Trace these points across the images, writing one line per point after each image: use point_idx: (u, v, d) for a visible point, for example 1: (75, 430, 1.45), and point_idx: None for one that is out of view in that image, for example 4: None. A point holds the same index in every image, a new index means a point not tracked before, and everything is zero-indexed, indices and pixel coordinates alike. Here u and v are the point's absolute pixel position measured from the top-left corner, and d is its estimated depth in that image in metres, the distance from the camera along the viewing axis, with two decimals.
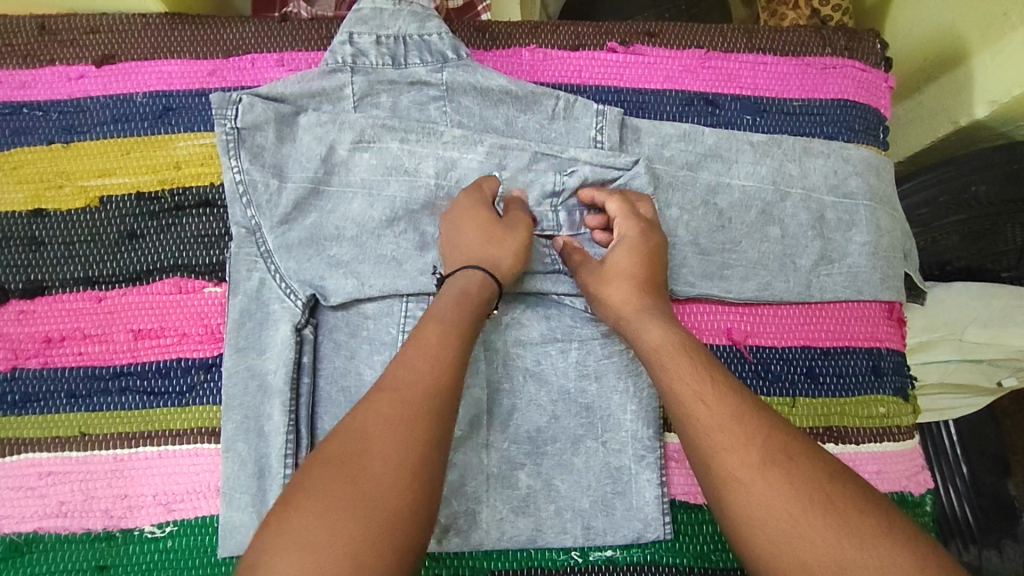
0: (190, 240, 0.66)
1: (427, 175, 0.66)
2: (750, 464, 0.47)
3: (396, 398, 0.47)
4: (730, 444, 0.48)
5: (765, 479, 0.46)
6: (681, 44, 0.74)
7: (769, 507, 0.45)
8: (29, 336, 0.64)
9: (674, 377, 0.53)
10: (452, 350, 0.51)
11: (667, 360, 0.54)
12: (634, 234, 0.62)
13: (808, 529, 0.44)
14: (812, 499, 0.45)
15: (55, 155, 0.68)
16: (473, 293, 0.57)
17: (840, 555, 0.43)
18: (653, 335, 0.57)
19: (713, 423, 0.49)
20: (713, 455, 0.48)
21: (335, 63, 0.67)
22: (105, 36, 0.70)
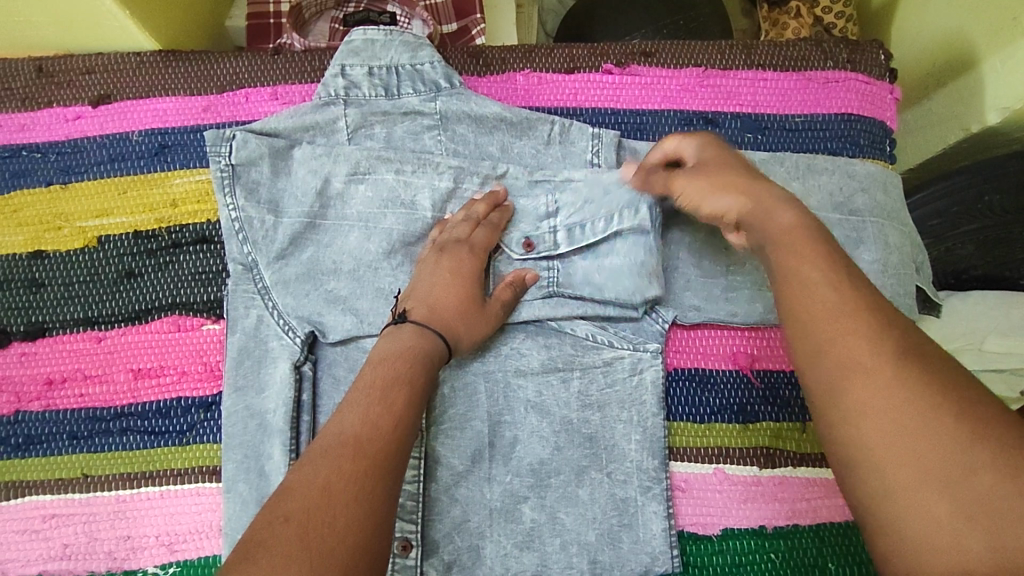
0: (188, 278, 0.66)
1: (424, 206, 0.66)
2: (868, 360, 0.37)
3: (351, 452, 0.45)
4: (839, 319, 0.39)
5: (878, 366, 0.37)
6: (678, 62, 0.72)
7: (876, 396, 0.36)
8: (32, 378, 0.64)
9: (793, 257, 0.43)
10: (402, 402, 0.50)
11: (792, 246, 0.43)
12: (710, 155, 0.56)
13: (909, 433, 0.35)
14: (945, 404, 0.35)
15: (54, 197, 0.68)
16: (422, 344, 0.56)
17: (963, 473, 0.33)
18: (770, 217, 0.46)
19: (817, 295, 0.41)
20: (826, 342, 0.39)
21: (328, 96, 0.67)
22: (101, 76, 0.70)
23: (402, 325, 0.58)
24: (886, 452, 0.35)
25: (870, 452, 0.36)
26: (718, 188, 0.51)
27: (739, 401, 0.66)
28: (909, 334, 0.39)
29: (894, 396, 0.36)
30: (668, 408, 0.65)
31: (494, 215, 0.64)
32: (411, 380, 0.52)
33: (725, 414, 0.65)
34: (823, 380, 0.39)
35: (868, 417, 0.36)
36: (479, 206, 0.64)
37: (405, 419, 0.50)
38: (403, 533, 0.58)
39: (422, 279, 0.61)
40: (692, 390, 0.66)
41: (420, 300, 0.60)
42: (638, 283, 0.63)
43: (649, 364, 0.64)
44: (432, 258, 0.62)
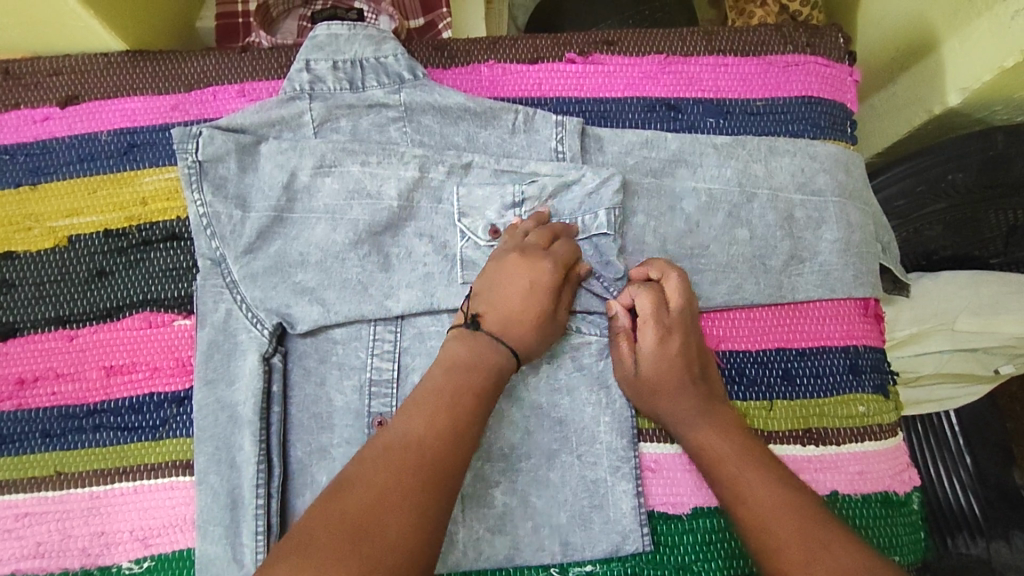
0: (159, 275, 0.66)
1: (391, 196, 0.67)
2: (789, 538, 0.50)
3: (409, 460, 0.47)
4: (754, 496, 0.54)
5: (790, 537, 0.50)
6: (641, 50, 0.73)
7: (790, 554, 0.49)
8: (3, 378, 0.64)
9: (723, 468, 0.58)
10: (462, 405, 0.51)
11: (713, 459, 0.59)
12: (651, 345, 0.62)
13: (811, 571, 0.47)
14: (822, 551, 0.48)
15: (23, 198, 0.68)
16: (466, 351, 0.55)
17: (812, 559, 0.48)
18: (697, 436, 0.61)
19: (738, 488, 0.55)
20: (756, 536, 0.52)
21: (293, 91, 0.68)
22: (68, 77, 0.71)
23: (472, 333, 0.57)
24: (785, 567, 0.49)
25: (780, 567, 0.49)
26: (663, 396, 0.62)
27: None
28: (810, 514, 0.51)
29: (800, 555, 0.48)
30: None
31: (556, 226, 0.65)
32: (474, 390, 0.53)
33: None
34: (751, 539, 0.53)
35: (777, 554, 0.50)
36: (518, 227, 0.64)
37: (463, 424, 0.51)
38: None
39: (494, 284, 0.60)
40: None
41: (507, 303, 0.58)
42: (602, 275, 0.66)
43: None
44: (562, 256, 0.62)
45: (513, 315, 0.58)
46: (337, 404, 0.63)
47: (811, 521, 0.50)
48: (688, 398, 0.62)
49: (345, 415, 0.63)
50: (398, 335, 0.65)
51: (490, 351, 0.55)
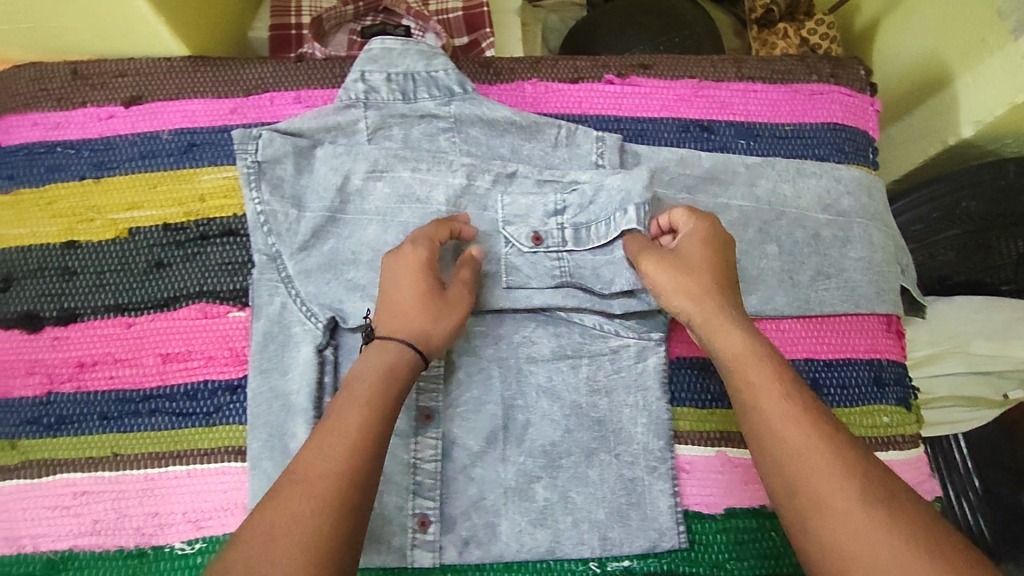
0: (215, 267, 0.70)
1: (437, 200, 0.71)
2: (835, 472, 0.48)
3: (307, 492, 0.49)
4: (791, 423, 0.51)
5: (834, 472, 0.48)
6: (674, 74, 0.77)
7: (839, 488, 0.48)
8: (63, 361, 0.67)
9: (753, 385, 0.54)
10: (360, 425, 0.53)
11: (742, 373, 0.55)
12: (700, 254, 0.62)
13: (865, 514, 0.46)
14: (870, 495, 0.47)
15: (88, 190, 0.72)
16: (369, 360, 0.58)
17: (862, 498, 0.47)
18: (728, 342, 0.56)
19: (774, 407, 0.52)
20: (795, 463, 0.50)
21: (349, 100, 0.71)
22: (133, 79, 0.74)
23: (384, 343, 0.59)
24: (836, 505, 0.47)
25: (826, 500, 0.48)
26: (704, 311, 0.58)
27: None
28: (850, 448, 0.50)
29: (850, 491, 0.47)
30: (671, 394, 0.69)
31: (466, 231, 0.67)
32: (369, 411, 0.54)
33: (725, 401, 0.69)
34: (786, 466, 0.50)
35: (827, 492, 0.48)
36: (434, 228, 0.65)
37: (363, 444, 0.52)
38: (424, 509, 0.63)
39: (387, 284, 0.62)
40: (692, 377, 0.70)
41: (391, 303, 0.61)
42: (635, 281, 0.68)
43: (653, 350, 0.68)
44: (460, 263, 0.66)
45: (399, 306, 0.61)
46: None
47: (860, 464, 0.49)
48: (725, 303, 0.59)
49: None
50: None
51: (383, 351, 0.58)
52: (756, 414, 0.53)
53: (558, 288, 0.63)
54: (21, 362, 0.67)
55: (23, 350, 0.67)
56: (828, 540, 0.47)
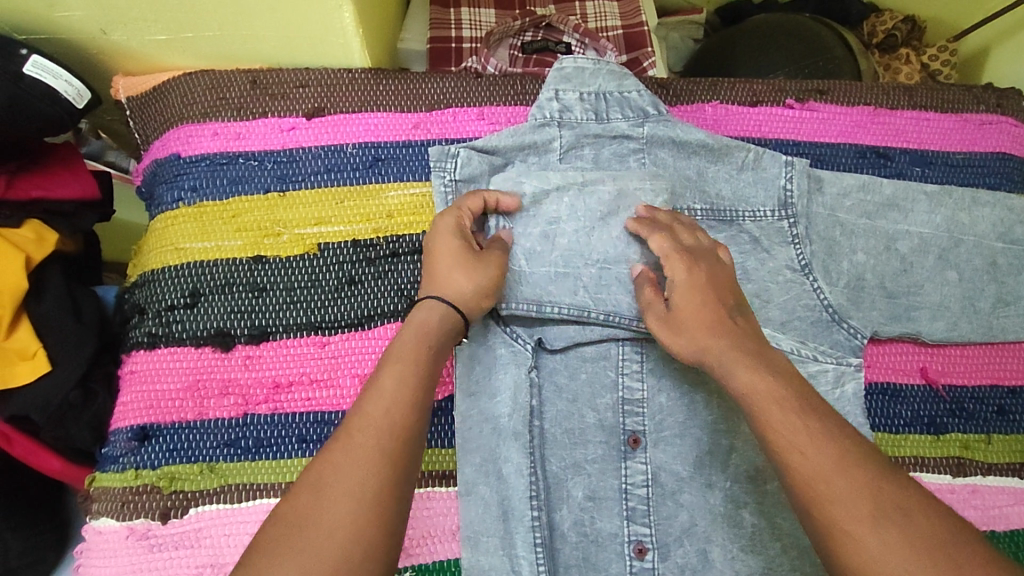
0: (407, 286, 0.68)
1: (615, 226, 0.68)
2: (853, 493, 0.43)
3: (363, 454, 0.45)
4: (816, 446, 0.45)
5: (859, 503, 0.43)
6: (850, 101, 0.80)
7: (858, 517, 0.42)
8: (257, 381, 0.65)
9: (770, 410, 0.48)
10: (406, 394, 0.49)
11: (769, 401, 0.49)
12: (690, 267, 0.60)
13: (904, 563, 0.40)
14: (907, 530, 0.41)
15: (272, 204, 0.70)
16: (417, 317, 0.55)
17: (884, 528, 0.42)
18: (741, 377, 0.51)
19: (813, 444, 0.46)
20: (816, 491, 0.44)
21: (543, 118, 0.71)
22: (313, 90, 0.73)
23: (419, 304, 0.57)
24: (871, 536, 0.42)
25: (853, 530, 0.42)
26: (771, 389, 0.50)
27: (929, 414, 0.71)
28: (871, 469, 0.44)
29: (868, 519, 0.42)
30: (871, 419, 0.70)
31: (662, 216, 0.66)
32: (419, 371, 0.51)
33: (918, 426, 0.70)
34: (817, 490, 0.44)
35: (847, 512, 0.43)
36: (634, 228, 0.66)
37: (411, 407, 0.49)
38: (639, 535, 0.64)
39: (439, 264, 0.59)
40: (885, 403, 0.71)
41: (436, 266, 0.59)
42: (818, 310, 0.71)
43: (851, 376, 0.69)
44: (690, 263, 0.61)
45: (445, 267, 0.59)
46: (591, 420, 0.66)
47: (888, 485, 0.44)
48: (733, 339, 0.54)
49: (598, 431, 0.66)
50: (644, 356, 0.68)
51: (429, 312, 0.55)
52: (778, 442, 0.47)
53: (732, 357, 0.53)
54: (215, 382, 0.65)
55: (216, 369, 0.66)
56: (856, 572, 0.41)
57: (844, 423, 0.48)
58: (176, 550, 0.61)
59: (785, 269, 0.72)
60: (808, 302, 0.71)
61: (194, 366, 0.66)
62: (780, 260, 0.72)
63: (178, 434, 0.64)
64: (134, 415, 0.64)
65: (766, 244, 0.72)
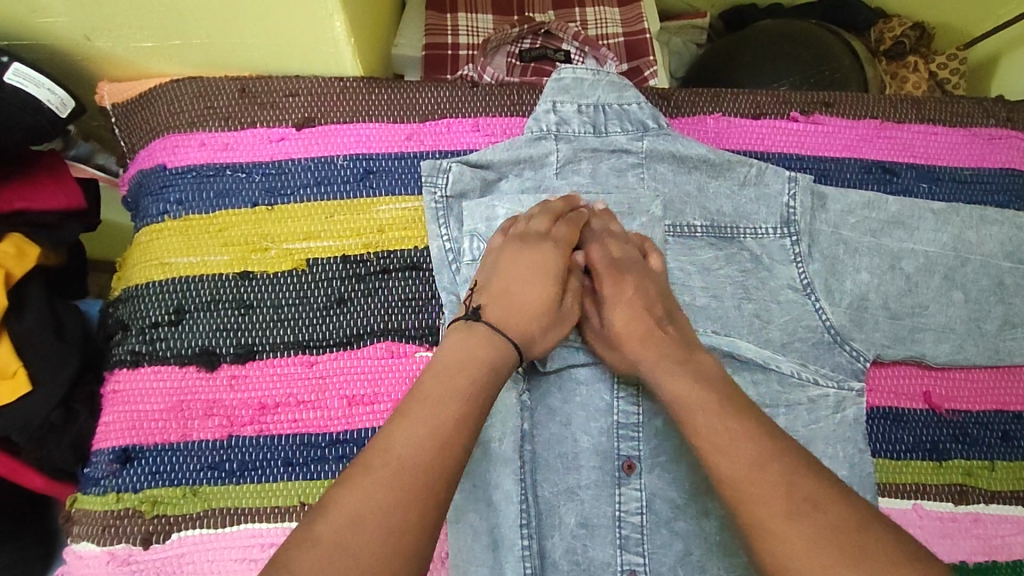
0: (398, 304, 0.66)
1: (590, 247, 0.67)
2: (766, 487, 0.46)
3: (393, 486, 0.44)
4: (734, 445, 0.49)
5: (768, 494, 0.46)
6: (858, 114, 0.77)
7: (766, 508, 0.46)
8: (243, 402, 0.64)
9: (695, 417, 0.52)
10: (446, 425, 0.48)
11: (695, 408, 0.53)
12: (627, 286, 0.62)
13: (818, 554, 0.43)
14: (816, 521, 0.44)
15: (260, 218, 0.68)
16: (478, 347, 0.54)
17: (789, 516, 0.45)
18: (672, 386, 0.55)
19: (734, 448, 0.49)
20: (729, 487, 0.48)
21: (540, 131, 0.69)
22: (304, 99, 0.71)
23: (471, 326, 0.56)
24: (781, 532, 0.45)
25: (767, 521, 0.45)
26: (697, 399, 0.53)
27: (931, 439, 0.69)
28: (789, 463, 0.48)
29: (777, 511, 0.45)
30: (871, 444, 0.68)
31: (612, 225, 0.66)
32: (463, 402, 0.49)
33: (920, 452, 0.69)
34: (727, 482, 0.48)
35: (757, 506, 0.46)
36: (591, 222, 0.66)
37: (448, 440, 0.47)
38: (632, 564, 0.62)
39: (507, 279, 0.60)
40: (887, 428, 0.69)
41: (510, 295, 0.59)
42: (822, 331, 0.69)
43: (852, 401, 0.67)
44: (626, 271, 0.63)
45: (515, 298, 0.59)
46: (584, 444, 0.64)
47: (800, 477, 0.47)
48: (666, 352, 0.58)
49: (592, 456, 0.64)
50: (640, 378, 0.66)
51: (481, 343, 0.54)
52: (707, 452, 0.50)
53: (661, 367, 0.57)
54: (198, 403, 0.64)
55: (200, 390, 0.64)
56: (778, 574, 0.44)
57: (770, 425, 0.51)
58: None
59: (787, 288, 0.70)
60: (810, 322, 0.69)
61: (178, 386, 0.64)
62: (781, 279, 0.70)
63: (162, 457, 0.63)
64: (116, 436, 0.63)
65: (767, 262, 0.71)
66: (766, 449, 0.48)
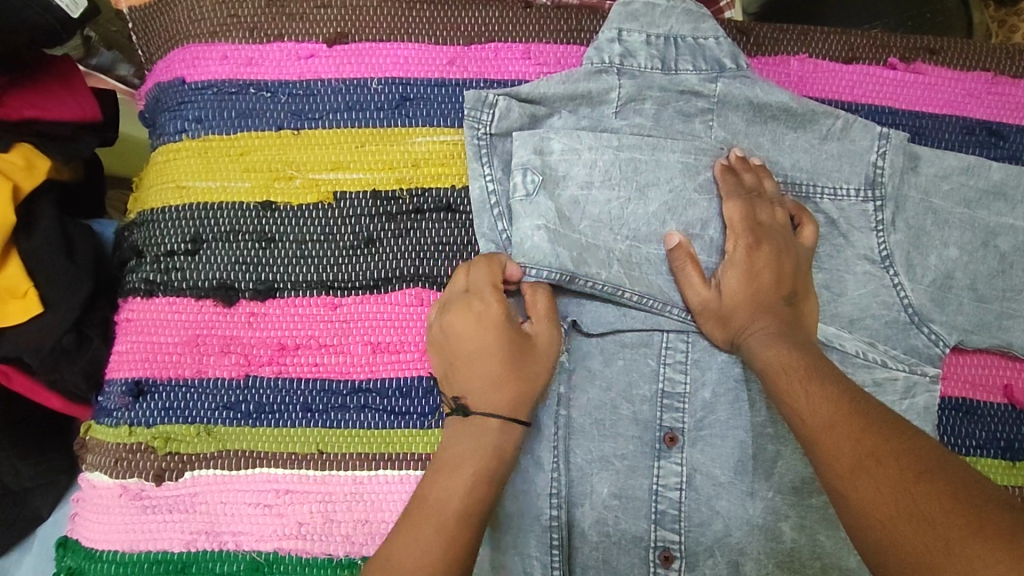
0: (431, 248, 0.61)
1: (653, 200, 0.60)
2: (845, 436, 0.44)
3: (448, 488, 0.48)
4: (819, 401, 0.48)
5: (845, 442, 0.44)
6: (965, 65, 0.68)
7: (840, 454, 0.44)
8: (262, 341, 0.60)
9: (787, 381, 0.51)
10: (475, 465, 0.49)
11: (790, 374, 0.51)
12: (743, 253, 0.58)
13: (883, 501, 0.40)
14: (889, 467, 0.41)
15: (284, 143, 0.62)
16: (488, 408, 0.52)
17: (862, 462, 0.43)
18: (770, 353, 0.53)
19: (814, 403, 0.48)
20: (811, 441, 0.46)
21: (602, 63, 0.61)
22: (338, 12, 0.64)
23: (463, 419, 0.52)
24: (853, 479, 0.42)
25: (836, 469, 0.43)
26: (789, 364, 0.52)
27: (1006, 437, 0.63)
28: (874, 422, 0.45)
29: (848, 459, 0.43)
30: (940, 438, 0.63)
31: (748, 176, 0.60)
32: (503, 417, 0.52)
33: (992, 449, 0.63)
34: (807, 437, 0.47)
35: (833, 453, 0.44)
36: (723, 175, 0.60)
37: (479, 493, 0.48)
38: (667, 543, 0.57)
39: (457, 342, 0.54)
40: (959, 421, 0.63)
41: (471, 369, 0.53)
42: (898, 310, 0.62)
43: (924, 388, 0.61)
44: (769, 234, 0.58)
45: (479, 368, 0.53)
46: (624, 413, 0.59)
47: (883, 433, 0.44)
48: (774, 320, 0.55)
49: (631, 425, 0.59)
50: (690, 345, 0.60)
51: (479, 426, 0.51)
52: (790, 410, 0.49)
53: (760, 332, 0.55)
54: (215, 338, 0.60)
55: (217, 325, 0.60)
56: (856, 521, 0.41)
57: (860, 389, 0.49)
58: (170, 513, 0.57)
59: (863, 259, 0.62)
60: (885, 299, 0.62)
61: (195, 320, 0.60)
62: (857, 249, 0.62)
63: (175, 393, 0.59)
64: (129, 367, 0.60)
65: (844, 227, 0.63)
66: (853, 405, 0.46)
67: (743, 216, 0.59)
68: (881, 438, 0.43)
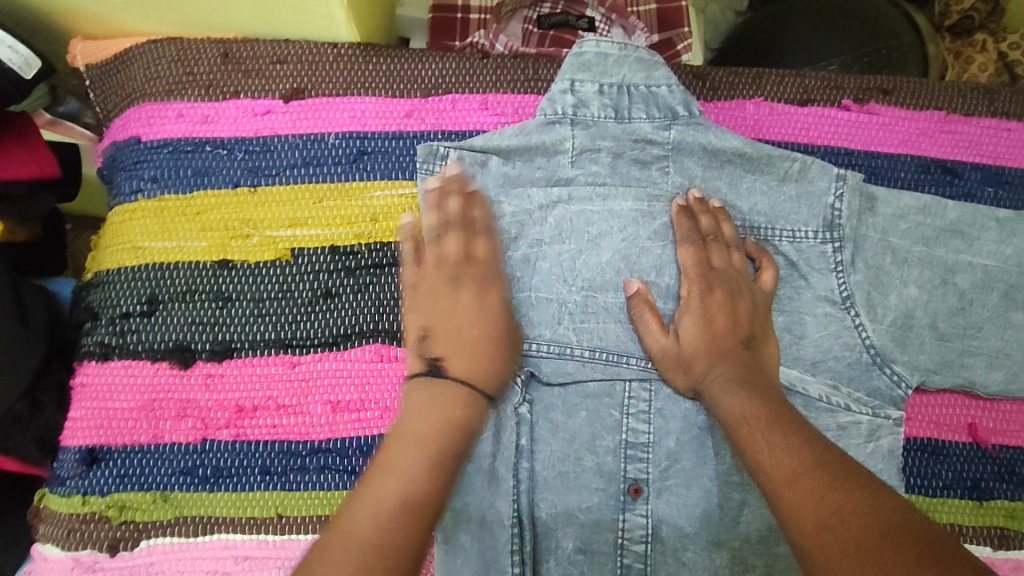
0: (391, 303, 0.60)
1: (605, 249, 0.60)
2: (808, 494, 0.44)
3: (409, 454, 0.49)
4: (781, 455, 0.47)
5: (806, 501, 0.44)
6: (918, 104, 0.69)
7: (804, 514, 0.43)
8: (219, 403, 0.59)
9: (749, 433, 0.50)
10: (441, 419, 0.51)
11: (751, 427, 0.50)
12: (701, 301, 0.58)
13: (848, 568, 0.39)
14: (855, 531, 0.41)
15: (241, 201, 0.62)
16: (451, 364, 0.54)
17: (826, 524, 0.42)
18: (730, 404, 0.53)
19: (777, 457, 0.47)
20: (773, 497, 0.46)
21: (553, 115, 0.61)
22: (293, 68, 0.64)
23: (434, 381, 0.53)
24: (818, 543, 0.42)
25: (801, 530, 0.43)
26: (750, 414, 0.51)
27: (973, 477, 0.64)
28: (837, 479, 0.44)
29: (811, 520, 0.43)
30: (906, 479, 0.63)
31: (453, 203, 0.59)
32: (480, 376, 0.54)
33: (959, 489, 0.63)
34: (769, 491, 0.46)
35: (797, 511, 0.44)
36: (679, 218, 0.61)
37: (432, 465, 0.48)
38: None
39: (434, 314, 0.56)
40: (924, 462, 0.63)
41: (457, 342, 0.55)
42: (860, 352, 0.61)
43: (888, 431, 0.60)
44: (726, 281, 0.59)
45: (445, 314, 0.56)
46: (587, 464, 0.58)
47: (848, 493, 0.43)
48: (734, 370, 0.55)
49: (595, 477, 0.58)
50: (652, 394, 0.60)
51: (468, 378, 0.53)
52: (753, 462, 0.49)
53: (719, 382, 0.55)
54: (172, 401, 0.59)
55: (174, 388, 0.59)
56: None
57: (824, 442, 0.48)
58: None
59: (823, 301, 0.62)
60: (847, 340, 0.62)
61: (150, 383, 0.59)
62: (817, 291, 0.62)
63: (131, 459, 0.58)
64: (84, 434, 0.59)
65: (803, 269, 0.63)
66: (815, 461, 0.46)
67: (696, 262, 0.59)
68: (843, 497, 0.43)
